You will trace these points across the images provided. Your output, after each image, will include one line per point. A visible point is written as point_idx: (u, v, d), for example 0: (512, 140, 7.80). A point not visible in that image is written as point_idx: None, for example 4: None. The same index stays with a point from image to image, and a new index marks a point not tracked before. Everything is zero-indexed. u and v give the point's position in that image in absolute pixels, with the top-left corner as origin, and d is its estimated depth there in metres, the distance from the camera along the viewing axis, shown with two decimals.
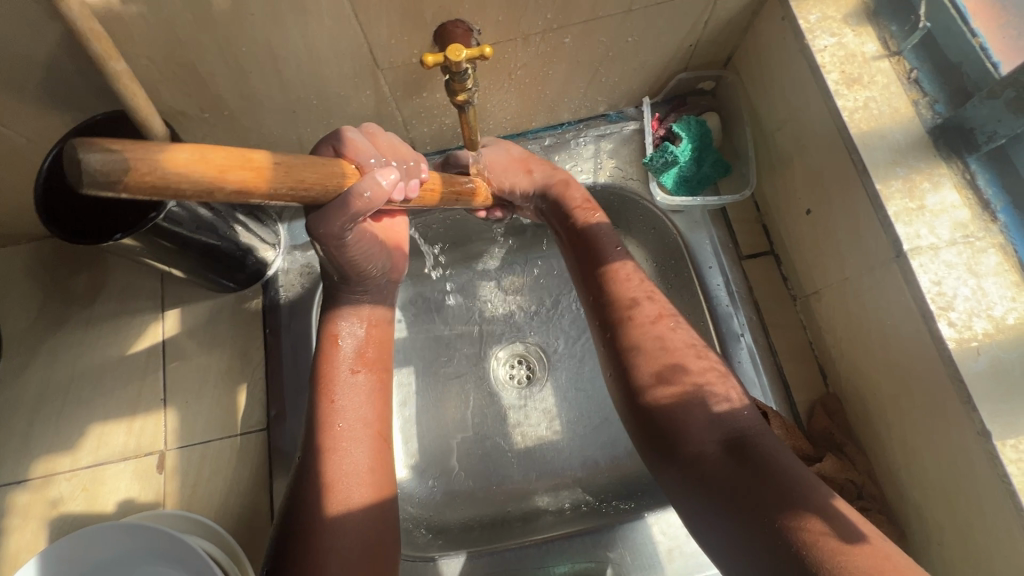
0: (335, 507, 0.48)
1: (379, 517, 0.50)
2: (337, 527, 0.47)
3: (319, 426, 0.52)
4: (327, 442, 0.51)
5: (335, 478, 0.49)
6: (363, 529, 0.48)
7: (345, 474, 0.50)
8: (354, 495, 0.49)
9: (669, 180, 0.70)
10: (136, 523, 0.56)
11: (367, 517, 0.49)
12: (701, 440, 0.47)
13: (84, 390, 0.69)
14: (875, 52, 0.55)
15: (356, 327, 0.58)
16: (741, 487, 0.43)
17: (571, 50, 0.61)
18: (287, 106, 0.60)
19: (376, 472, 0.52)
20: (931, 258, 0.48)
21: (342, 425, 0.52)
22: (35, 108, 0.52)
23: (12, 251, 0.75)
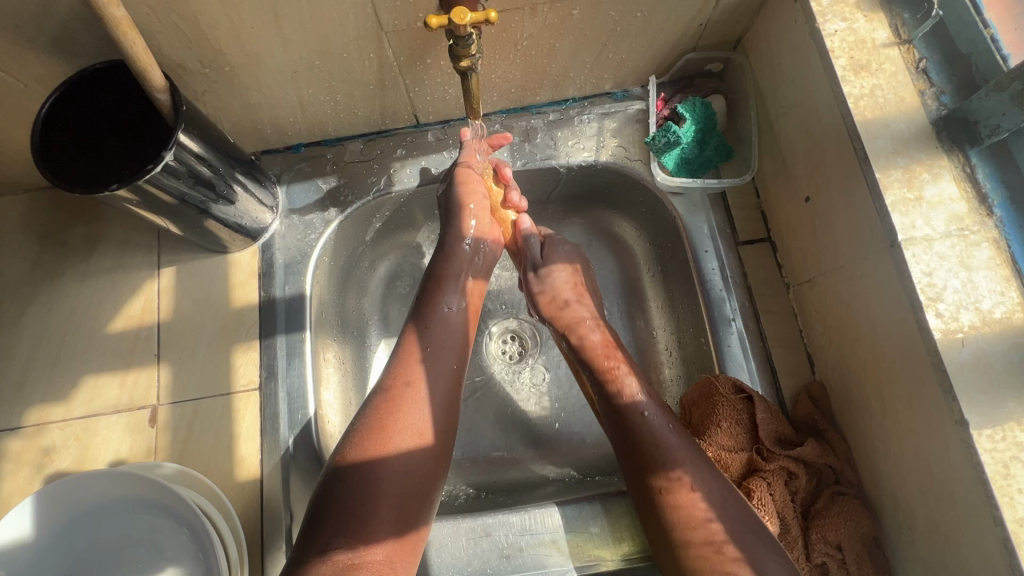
0: (395, 449, 0.51)
1: (433, 470, 0.53)
2: (395, 467, 0.50)
3: (404, 375, 0.56)
4: (407, 386, 0.55)
5: (401, 424, 0.52)
6: (416, 479, 0.51)
7: (418, 418, 0.53)
8: (412, 444, 0.52)
9: (671, 161, 0.70)
10: (127, 470, 0.56)
11: (424, 465, 0.52)
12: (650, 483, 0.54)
13: (79, 342, 0.70)
14: (886, 39, 0.54)
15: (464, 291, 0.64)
16: (688, 521, 0.51)
17: (579, 23, 0.61)
18: (288, 65, 0.60)
19: (441, 426, 0.54)
20: (924, 249, 0.48)
21: (425, 375, 0.56)
22: (33, 53, 0.52)
23: (9, 200, 0.75)
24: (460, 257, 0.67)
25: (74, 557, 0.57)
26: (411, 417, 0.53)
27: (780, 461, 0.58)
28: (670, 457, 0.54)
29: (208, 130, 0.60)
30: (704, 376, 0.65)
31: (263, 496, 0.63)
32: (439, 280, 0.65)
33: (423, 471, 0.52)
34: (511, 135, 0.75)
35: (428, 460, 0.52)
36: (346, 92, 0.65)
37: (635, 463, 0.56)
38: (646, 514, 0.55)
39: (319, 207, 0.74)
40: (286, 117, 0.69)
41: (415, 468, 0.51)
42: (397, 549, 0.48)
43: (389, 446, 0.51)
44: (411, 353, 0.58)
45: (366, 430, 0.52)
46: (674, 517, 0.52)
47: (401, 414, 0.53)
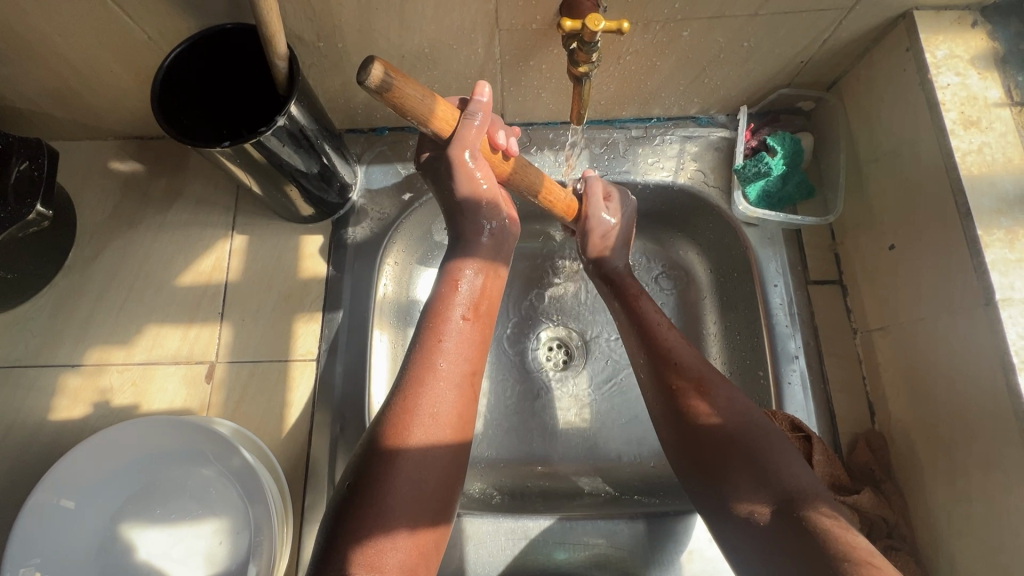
0: (406, 445, 0.48)
1: (452, 464, 0.49)
2: (410, 461, 0.47)
3: (413, 367, 0.52)
4: (417, 379, 0.51)
5: (412, 418, 0.49)
6: (433, 474, 0.48)
7: (431, 411, 0.50)
8: (426, 437, 0.48)
9: (754, 192, 0.70)
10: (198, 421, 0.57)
11: (443, 459, 0.49)
12: (702, 444, 0.52)
13: (148, 290, 0.71)
14: (998, 99, 0.54)
15: (475, 277, 0.59)
16: (742, 486, 0.48)
17: (685, 45, 0.61)
18: (398, 49, 0.61)
19: (459, 416, 0.51)
20: (1022, 311, 0.48)
21: (438, 364, 0.52)
22: (167, 7, 0.54)
23: (98, 144, 0.77)
24: (485, 248, 0.60)
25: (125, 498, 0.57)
26: (424, 409, 0.50)
27: None
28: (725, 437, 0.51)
29: (312, 101, 0.61)
30: (761, 410, 0.64)
31: (309, 467, 0.63)
32: (449, 270, 0.59)
33: (441, 467, 0.48)
34: (592, 145, 0.75)
35: (447, 454, 0.49)
36: (444, 83, 0.67)
37: (685, 425, 0.54)
38: (698, 484, 0.52)
39: (396, 191, 0.75)
40: (380, 100, 0.70)
41: (440, 462, 0.48)
42: (419, 547, 0.45)
43: (401, 442, 0.48)
44: (421, 344, 0.54)
45: (379, 427, 0.50)
46: (729, 484, 0.49)
47: (413, 408, 0.49)
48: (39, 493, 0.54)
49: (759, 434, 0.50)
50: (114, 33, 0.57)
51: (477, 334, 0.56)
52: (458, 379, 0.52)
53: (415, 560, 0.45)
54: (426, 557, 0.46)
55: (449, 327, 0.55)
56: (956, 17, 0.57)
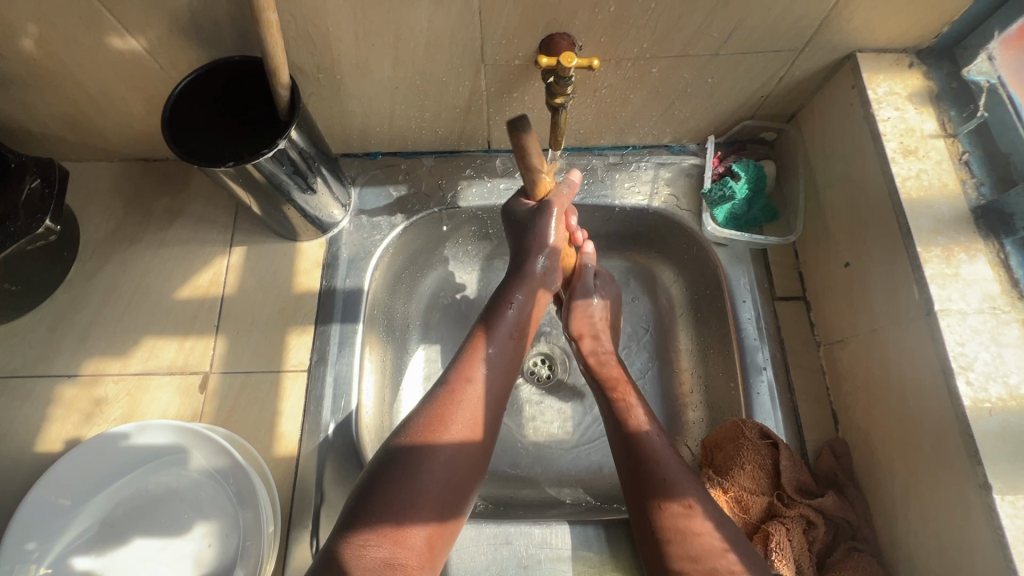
0: (442, 440, 0.54)
1: (475, 464, 0.55)
2: (442, 455, 0.53)
3: (455, 374, 0.58)
4: (459, 385, 0.57)
5: (452, 417, 0.55)
6: (458, 471, 0.53)
7: (468, 414, 0.56)
8: (460, 436, 0.54)
9: (721, 214, 0.75)
10: (192, 426, 0.61)
11: (470, 458, 0.54)
12: (645, 474, 0.59)
13: (146, 304, 0.74)
14: (933, 131, 0.60)
15: (526, 301, 0.65)
16: (687, 521, 0.55)
17: (655, 80, 0.67)
18: (392, 81, 0.66)
19: (487, 421, 0.57)
20: (958, 320, 0.52)
21: (477, 373, 0.59)
22: (179, 40, 0.59)
23: (104, 165, 0.81)
24: (535, 279, 0.66)
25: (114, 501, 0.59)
26: (461, 412, 0.55)
27: (800, 508, 0.60)
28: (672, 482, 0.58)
29: (310, 127, 0.66)
30: (731, 420, 0.67)
31: (298, 474, 0.65)
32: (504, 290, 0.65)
33: (467, 465, 0.54)
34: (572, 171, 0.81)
35: (475, 454, 0.55)
36: (434, 111, 0.72)
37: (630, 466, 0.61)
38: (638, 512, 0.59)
39: (387, 212, 0.79)
40: (374, 127, 0.75)
41: (466, 459, 0.54)
42: (433, 536, 0.50)
43: (437, 437, 0.54)
44: (467, 356, 0.60)
45: (415, 422, 0.55)
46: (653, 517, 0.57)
47: (453, 409, 0.55)
48: (36, 491, 0.57)
49: (680, 476, 0.59)
50: (129, 62, 0.62)
51: (515, 354, 0.63)
52: (491, 386, 0.59)
53: (430, 546, 0.50)
54: (435, 549, 0.51)
55: (494, 342, 0.61)
56: (894, 59, 0.63)
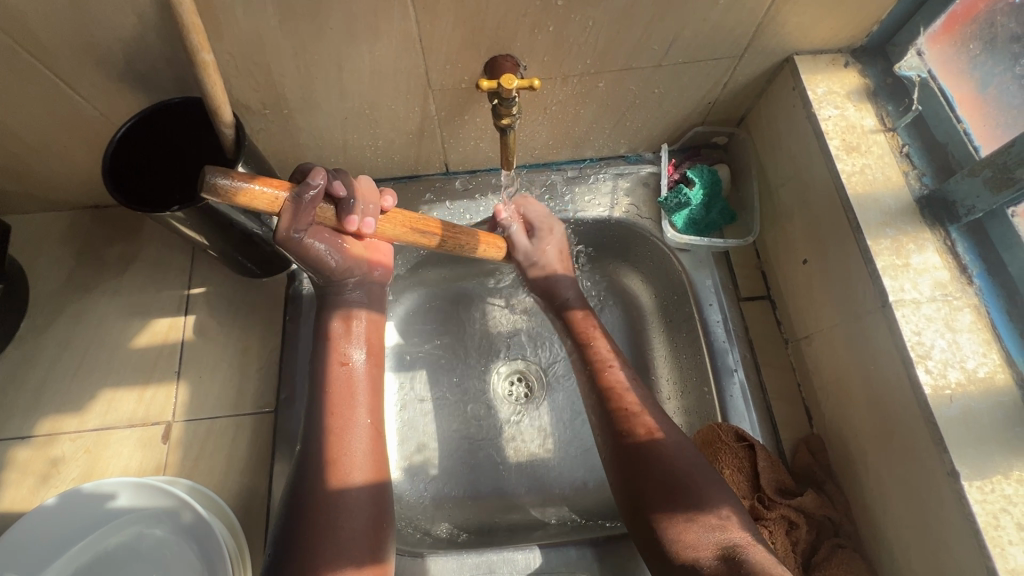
0: (336, 485, 0.56)
1: (375, 500, 0.57)
2: (344, 499, 0.56)
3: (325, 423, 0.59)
4: (334, 429, 0.59)
5: (336, 461, 0.57)
6: (366, 509, 0.56)
7: (350, 452, 0.58)
8: (358, 476, 0.57)
9: (680, 220, 0.76)
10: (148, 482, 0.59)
11: (368, 494, 0.57)
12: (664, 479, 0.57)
13: (102, 355, 0.72)
14: (873, 126, 0.62)
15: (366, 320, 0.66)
16: (687, 521, 0.55)
17: (603, 94, 0.68)
18: (341, 112, 0.66)
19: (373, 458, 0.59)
20: (913, 310, 0.53)
21: (350, 415, 0.60)
22: (117, 85, 0.58)
23: (53, 216, 0.79)
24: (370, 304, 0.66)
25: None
26: (349, 453, 0.58)
27: (781, 510, 0.60)
28: (683, 482, 0.57)
29: (261, 163, 0.65)
30: (708, 424, 0.67)
31: (269, 521, 0.63)
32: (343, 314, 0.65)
33: (367, 503, 0.57)
34: (532, 188, 0.81)
35: (376, 488, 0.58)
36: (387, 139, 0.72)
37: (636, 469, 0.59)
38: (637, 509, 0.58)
39: None
40: (329, 158, 0.74)
41: (366, 499, 0.57)
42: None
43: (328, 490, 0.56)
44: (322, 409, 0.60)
45: (297, 482, 0.56)
46: (661, 514, 0.56)
47: (335, 459, 0.57)
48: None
49: (693, 474, 0.57)
50: (67, 111, 0.61)
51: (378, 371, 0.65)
52: (365, 424, 0.60)
53: None
54: None
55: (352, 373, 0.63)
56: (830, 59, 0.65)
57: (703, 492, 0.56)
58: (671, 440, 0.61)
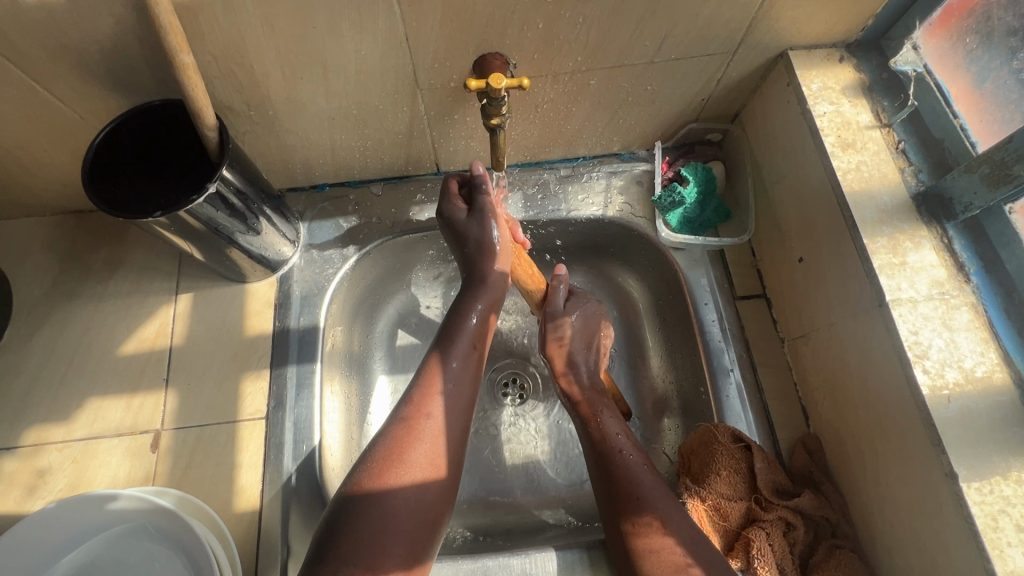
0: (403, 478, 0.51)
1: (439, 502, 0.52)
2: (401, 497, 0.50)
3: (410, 409, 0.55)
4: (413, 416, 0.55)
5: (411, 450, 0.53)
6: (423, 510, 0.51)
7: (434, 444, 0.54)
8: (421, 473, 0.52)
9: (674, 219, 0.75)
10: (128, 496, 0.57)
11: (428, 497, 0.52)
12: (621, 490, 0.59)
13: (89, 362, 0.70)
14: (869, 122, 0.61)
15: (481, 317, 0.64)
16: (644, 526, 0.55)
17: (595, 91, 0.67)
18: (328, 113, 0.65)
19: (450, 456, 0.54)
20: (910, 309, 0.53)
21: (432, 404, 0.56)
22: (96, 88, 0.56)
23: (36, 221, 0.77)
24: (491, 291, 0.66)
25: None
26: (417, 446, 0.53)
27: (778, 511, 0.59)
28: (640, 494, 0.58)
29: (245, 166, 0.63)
30: (705, 425, 0.67)
31: (261, 529, 0.62)
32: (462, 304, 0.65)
33: (418, 505, 0.51)
34: (525, 187, 0.80)
35: (437, 491, 0.52)
36: (376, 139, 0.70)
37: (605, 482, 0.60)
38: (610, 519, 0.58)
39: (339, 244, 0.77)
40: (317, 159, 0.73)
41: (424, 499, 0.51)
42: None
43: (390, 481, 0.51)
44: (415, 393, 0.57)
45: (370, 462, 0.52)
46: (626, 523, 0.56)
47: (410, 445, 0.53)
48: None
49: (650, 487, 0.58)
50: (45, 115, 0.59)
51: (476, 365, 0.61)
52: (450, 415, 0.56)
53: None
54: None
55: (453, 359, 0.60)
56: (825, 54, 0.64)
57: (657, 504, 0.57)
58: (629, 452, 0.62)
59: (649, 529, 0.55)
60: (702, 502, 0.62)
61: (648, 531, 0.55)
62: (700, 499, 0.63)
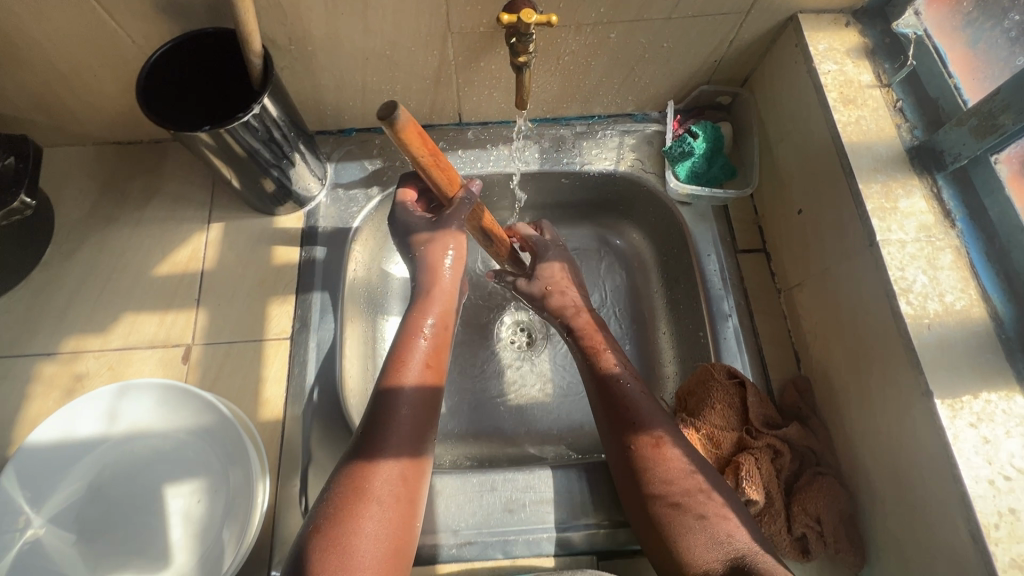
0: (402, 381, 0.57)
1: (431, 406, 0.58)
2: (399, 397, 0.56)
3: (406, 332, 0.61)
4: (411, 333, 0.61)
5: (408, 359, 0.59)
6: (419, 411, 0.56)
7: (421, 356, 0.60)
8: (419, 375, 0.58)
9: (683, 170, 0.78)
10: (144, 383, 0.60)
11: (425, 399, 0.57)
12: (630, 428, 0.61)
13: (125, 280, 0.75)
14: (870, 82, 0.65)
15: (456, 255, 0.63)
16: (671, 486, 0.57)
17: (614, 45, 0.71)
18: (363, 52, 0.69)
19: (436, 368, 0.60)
20: (898, 249, 0.57)
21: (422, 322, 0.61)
22: (151, 13, 0.60)
23: (77, 150, 0.82)
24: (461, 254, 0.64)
25: (91, 486, 0.57)
26: (411, 358, 0.59)
27: (768, 439, 0.64)
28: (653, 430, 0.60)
29: (285, 99, 0.67)
30: (702, 365, 0.71)
31: (284, 436, 0.67)
32: (430, 248, 0.63)
33: (415, 428, 0.55)
34: (542, 141, 0.84)
35: (429, 393, 0.58)
36: (405, 83, 0.75)
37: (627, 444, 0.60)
38: (626, 474, 0.60)
39: (363, 184, 0.81)
40: (347, 101, 0.77)
41: (422, 400, 0.57)
42: (409, 471, 0.53)
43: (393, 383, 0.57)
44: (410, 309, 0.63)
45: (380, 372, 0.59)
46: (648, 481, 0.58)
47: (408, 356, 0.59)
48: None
49: (657, 416, 0.62)
50: (101, 39, 0.63)
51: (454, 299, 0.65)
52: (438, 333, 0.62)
53: (403, 487, 0.52)
54: (411, 490, 0.53)
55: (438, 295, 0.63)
56: (832, 18, 0.68)
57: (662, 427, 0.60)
58: (638, 401, 0.63)
59: (668, 464, 0.58)
60: (696, 431, 0.67)
61: (661, 457, 0.58)
62: (694, 428, 0.67)
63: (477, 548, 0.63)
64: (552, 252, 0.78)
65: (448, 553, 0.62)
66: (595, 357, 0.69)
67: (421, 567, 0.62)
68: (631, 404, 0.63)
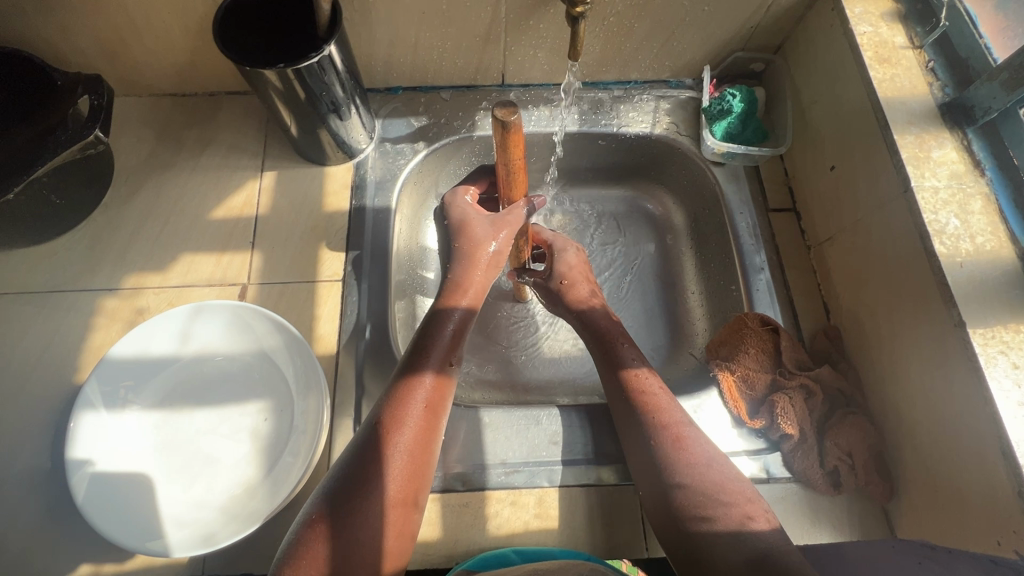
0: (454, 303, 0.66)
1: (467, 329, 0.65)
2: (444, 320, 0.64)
3: (463, 255, 0.69)
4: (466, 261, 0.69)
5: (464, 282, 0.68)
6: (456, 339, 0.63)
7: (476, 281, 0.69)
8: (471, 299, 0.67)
9: (719, 130, 0.82)
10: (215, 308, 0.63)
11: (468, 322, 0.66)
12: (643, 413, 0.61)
13: (183, 223, 0.78)
14: (903, 43, 0.69)
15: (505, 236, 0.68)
16: (683, 466, 0.57)
17: (658, 7, 0.74)
18: (421, 6, 0.72)
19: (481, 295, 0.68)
20: (932, 194, 0.60)
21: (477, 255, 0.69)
22: None
23: (134, 101, 0.85)
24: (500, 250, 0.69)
25: (165, 402, 0.60)
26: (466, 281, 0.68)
27: (800, 379, 0.67)
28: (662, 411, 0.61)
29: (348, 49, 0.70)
30: (735, 315, 0.74)
31: (337, 369, 0.70)
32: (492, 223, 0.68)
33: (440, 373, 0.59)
34: (582, 104, 0.87)
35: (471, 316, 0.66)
36: (456, 40, 0.78)
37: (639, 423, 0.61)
38: (640, 455, 0.60)
39: (410, 140, 0.84)
40: (399, 57, 0.81)
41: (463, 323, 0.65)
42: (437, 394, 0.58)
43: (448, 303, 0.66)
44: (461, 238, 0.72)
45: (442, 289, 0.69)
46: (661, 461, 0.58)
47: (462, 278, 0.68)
48: (82, 414, 0.57)
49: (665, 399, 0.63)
50: None
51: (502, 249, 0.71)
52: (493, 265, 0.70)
53: (432, 409, 0.57)
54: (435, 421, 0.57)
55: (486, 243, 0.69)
56: None
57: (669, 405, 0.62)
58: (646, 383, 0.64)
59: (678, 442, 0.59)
60: (731, 374, 0.70)
61: (672, 434, 0.59)
62: (729, 371, 0.70)
63: (524, 476, 0.66)
64: (570, 250, 0.79)
65: (496, 480, 0.65)
66: (605, 338, 0.70)
67: (472, 493, 0.65)
68: (639, 385, 0.64)
